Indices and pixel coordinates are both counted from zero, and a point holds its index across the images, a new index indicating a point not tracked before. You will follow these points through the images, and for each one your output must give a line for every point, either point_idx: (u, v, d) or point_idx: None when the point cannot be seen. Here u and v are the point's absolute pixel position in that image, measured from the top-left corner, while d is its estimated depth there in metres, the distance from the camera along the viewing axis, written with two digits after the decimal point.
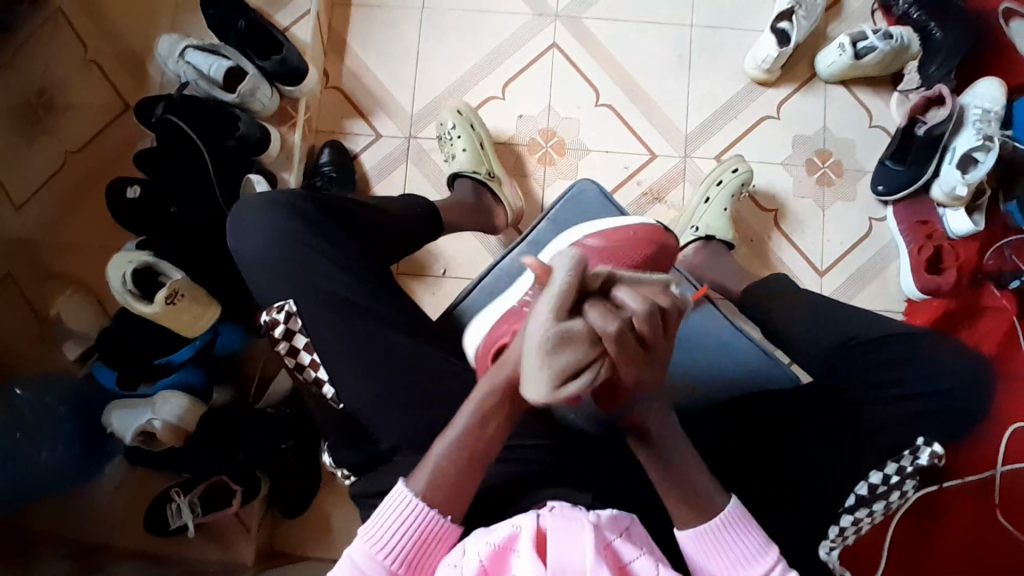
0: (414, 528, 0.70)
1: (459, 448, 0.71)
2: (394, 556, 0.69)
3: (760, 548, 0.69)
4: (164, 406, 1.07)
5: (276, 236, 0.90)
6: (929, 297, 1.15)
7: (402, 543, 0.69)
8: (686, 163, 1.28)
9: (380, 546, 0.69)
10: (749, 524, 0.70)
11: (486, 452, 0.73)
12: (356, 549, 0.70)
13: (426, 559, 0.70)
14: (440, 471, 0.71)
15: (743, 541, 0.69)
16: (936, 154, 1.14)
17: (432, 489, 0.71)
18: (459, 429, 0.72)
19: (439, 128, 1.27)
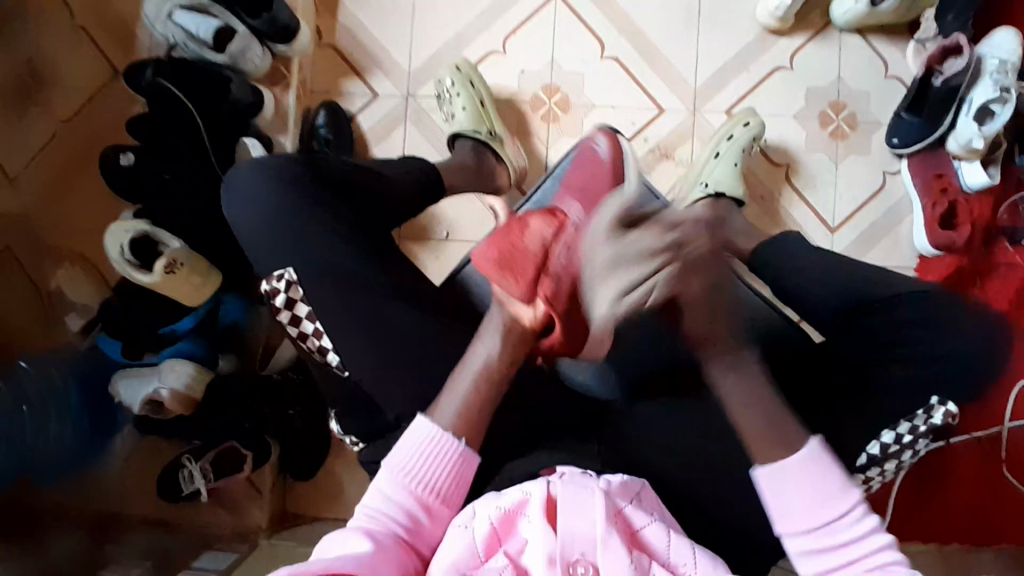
0: (440, 457, 0.74)
1: (477, 379, 0.78)
2: (423, 484, 0.73)
3: (824, 506, 0.70)
4: (171, 373, 1.07)
5: (274, 203, 0.87)
6: (942, 253, 1.14)
7: (429, 472, 0.74)
8: (694, 119, 1.24)
9: (408, 474, 0.74)
10: (828, 465, 0.71)
11: (504, 376, 0.80)
12: (387, 481, 0.74)
13: (453, 490, 0.74)
14: (458, 408, 0.76)
15: (812, 488, 0.71)
16: (952, 106, 1.10)
17: (456, 423, 0.76)
18: (474, 364, 0.78)
19: (439, 85, 1.23)
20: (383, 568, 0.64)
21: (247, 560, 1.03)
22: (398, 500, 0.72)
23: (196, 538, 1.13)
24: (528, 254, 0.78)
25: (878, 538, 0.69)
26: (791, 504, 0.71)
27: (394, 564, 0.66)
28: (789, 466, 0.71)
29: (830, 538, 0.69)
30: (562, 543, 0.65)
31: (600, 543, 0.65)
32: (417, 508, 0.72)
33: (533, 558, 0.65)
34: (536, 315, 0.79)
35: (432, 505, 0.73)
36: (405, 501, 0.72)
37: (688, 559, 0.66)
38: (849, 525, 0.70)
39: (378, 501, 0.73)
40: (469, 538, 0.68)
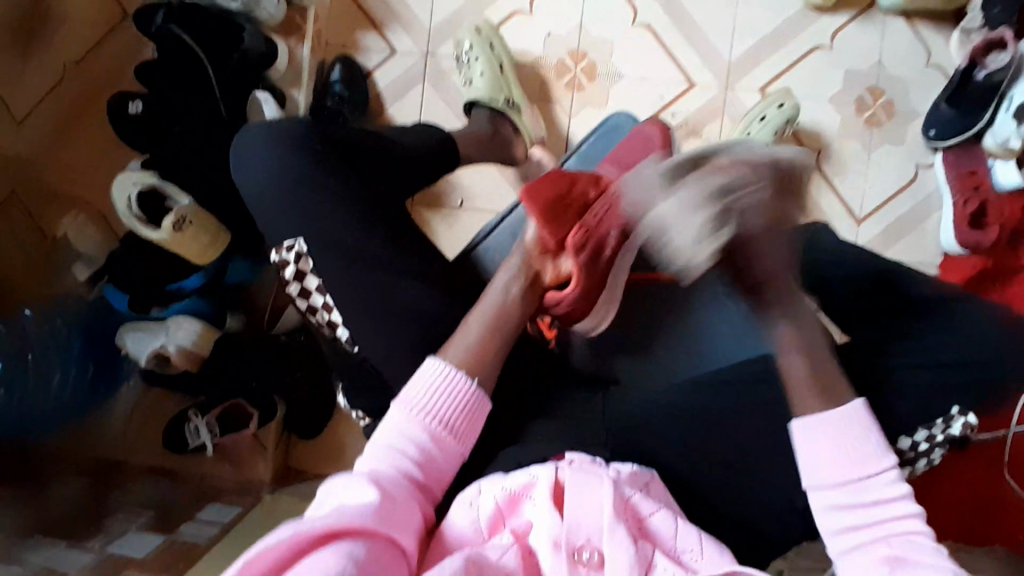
0: (454, 394, 0.70)
1: (490, 316, 0.74)
2: (437, 420, 0.69)
3: (856, 460, 0.65)
4: (177, 331, 1.06)
5: (280, 164, 0.82)
6: (968, 253, 1.10)
7: (446, 408, 0.70)
8: (725, 96, 1.19)
9: (423, 410, 0.69)
10: (870, 428, 0.66)
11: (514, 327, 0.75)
12: (398, 417, 0.69)
13: (465, 429, 0.71)
14: (471, 344, 0.73)
15: (854, 442, 0.66)
16: (994, 103, 1.04)
17: (465, 357, 0.72)
18: (491, 301, 0.75)
19: (458, 47, 1.18)
20: (391, 520, 0.59)
21: (251, 514, 1.05)
22: (410, 438, 0.68)
23: (201, 488, 1.15)
24: (572, 207, 0.74)
25: (908, 501, 0.64)
26: (820, 461, 0.66)
27: (404, 515, 0.61)
28: (823, 424, 0.67)
29: (861, 496, 0.64)
30: (569, 528, 0.62)
31: (607, 532, 0.62)
32: (429, 447, 0.68)
33: (537, 540, 0.63)
34: (559, 273, 0.76)
35: (445, 444, 0.69)
36: (418, 438, 0.68)
37: (694, 544, 0.64)
38: (880, 486, 0.64)
39: (388, 439, 0.68)
40: (473, 516, 0.65)
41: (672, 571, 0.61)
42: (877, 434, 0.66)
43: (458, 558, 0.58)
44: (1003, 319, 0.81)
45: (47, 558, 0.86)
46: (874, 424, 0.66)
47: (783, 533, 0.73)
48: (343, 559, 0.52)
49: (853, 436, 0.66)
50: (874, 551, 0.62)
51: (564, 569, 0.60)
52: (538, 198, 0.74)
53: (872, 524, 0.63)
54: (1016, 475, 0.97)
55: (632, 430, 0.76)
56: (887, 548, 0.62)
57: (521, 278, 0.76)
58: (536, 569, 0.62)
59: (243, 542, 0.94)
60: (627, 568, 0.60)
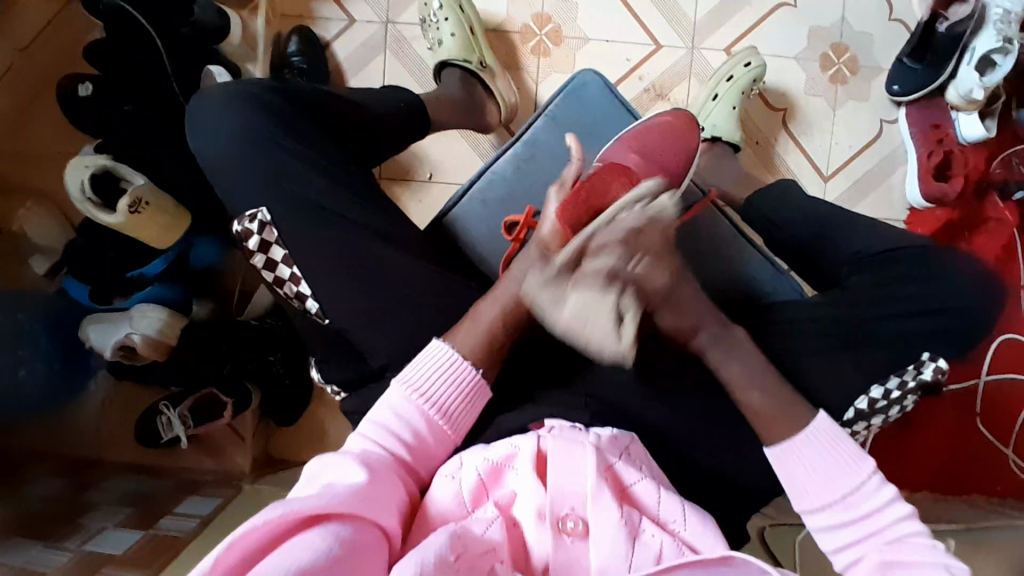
0: (458, 382, 0.70)
1: (502, 313, 0.73)
2: (436, 406, 0.68)
3: (838, 474, 0.64)
4: (142, 319, 1.02)
5: (239, 135, 0.79)
6: (933, 205, 1.12)
7: (445, 395, 0.69)
8: (692, 56, 1.18)
9: (421, 394, 0.68)
10: (842, 438, 0.66)
11: (524, 320, 0.74)
12: (396, 399, 0.68)
13: (464, 415, 0.70)
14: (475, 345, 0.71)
15: (832, 452, 0.65)
16: (955, 54, 1.07)
17: (478, 351, 0.71)
18: (504, 296, 0.73)
19: (424, 8, 1.13)
20: (378, 501, 0.58)
21: (232, 504, 1.03)
22: (406, 421, 0.67)
23: (177, 481, 1.11)
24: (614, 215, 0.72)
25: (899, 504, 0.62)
26: (807, 483, 0.65)
27: (389, 494, 0.60)
28: (793, 449, 0.66)
29: (846, 513, 0.63)
30: (552, 498, 0.61)
31: (591, 499, 0.61)
32: (426, 432, 0.67)
33: (522, 509, 0.62)
34: None
35: (440, 428, 0.68)
36: (413, 420, 0.67)
37: (679, 515, 0.63)
38: (865, 496, 0.63)
39: (381, 418, 0.67)
40: (455, 490, 0.64)
41: (659, 537, 0.60)
42: (842, 455, 0.65)
43: (442, 534, 0.56)
44: (972, 261, 0.82)
45: (25, 559, 0.83)
46: (836, 437, 0.65)
47: (769, 482, 0.74)
48: (329, 542, 0.50)
49: (824, 461, 0.64)
50: (868, 564, 0.60)
51: (549, 538, 0.60)
52: (572, 208, 0.71)
53: (866, 537, 0.62)
54: (987, 423, 1.05)
55: (616, 391, 0.76)
56: (879, 555, 0.61)
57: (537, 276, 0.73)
58: (520, 542, 0.61)
59: (226, 531, 0.92)
60: (612, 534, 0.59)
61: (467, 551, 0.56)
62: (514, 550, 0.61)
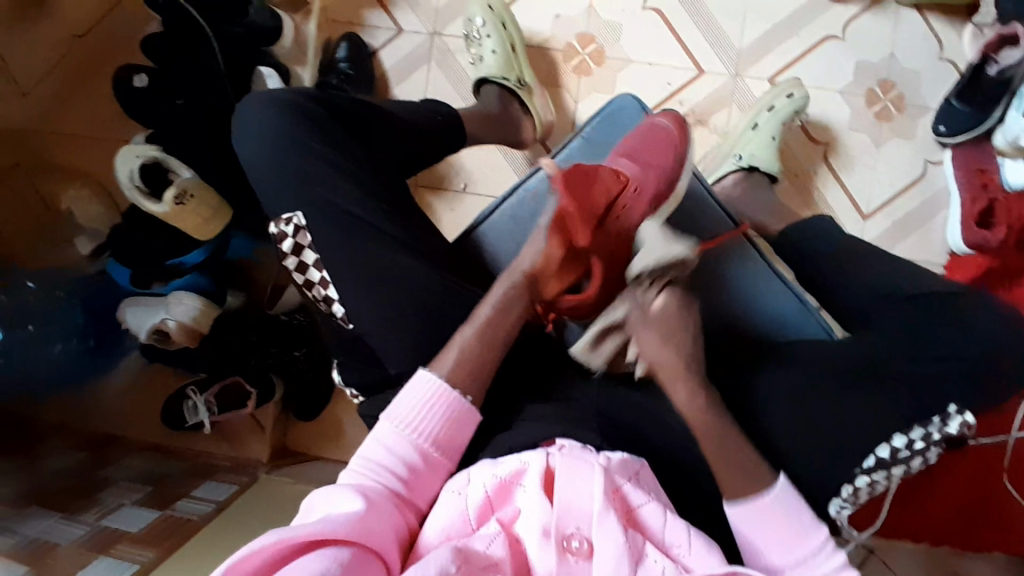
0: (440, 411, 0.71)
1: (476, 333, 0.75)
2: (425, 436, 0.70)
3: (793, 534, 0.68)
4: (177, 305, 1.05)
5: (280, 140, 0.82)
6: (973, 252, 1.09)
7: (430, 423, 0.70)
8: (734, 84, 1.17)
9: (411, 427, 0.70)
10: (801, 506, 0.69)
11: (501, 341, 0.76)
12: (384, 433, 0.70)
13: (455, 442, 0.71)
14: (463, 359, 0.74)
15: (787, 518, 0.68)
16: (1003, 99, 1.04)
17: (454, 371, 0.73)
18: (484, 316, 0.76)
19: (468, 24, 1.15)
20: (377, 528, 0.59)
21: (246, 494, 1.05)
22: (397, 453, 0.68)
23: (197, 464, 1.15)
24: (595, 205, 0.77)
25: (848, 572, 0.66)
26: (766, 536, 0.68)
27: (388, 522, 0.61)
28: (753, 509, 0.69)
29: (804, 571, 0.67)
30: (558, 515, 0.62)
31: (597, 519, 0.61)
32: (416, 462, 0.69)
33: (525, 527, 0.63)
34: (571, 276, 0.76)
35: (433, 457, 0.69)
36: (405, 452, 0.68)
37: (683, 540, 0.63)
38: (818, 559, 0.67)
39: (372, 454, 0.69)
40: (461, 505, 0.65)
41: (662, 562, 0.61)
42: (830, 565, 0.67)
43: (446, 548, 0.58)
44: (1008, 312, 0.80)
45: (45, 529, 0.86)
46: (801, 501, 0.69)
47: None
48: (326, 564, 0.53)
49: (790, 514, 0.69)
50: None
51: (553, 556, 0.60)
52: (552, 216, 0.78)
53: None
54: (1014, 480, 1.02)
55: (629, 415, 0.76)
56: None
57: (518, 293, 0.78)
58: (523, 558, 0.62)
59: (240, 519, 0.95)
60: (615, 558, 0.60)
61: (467, 565, 0.58)
62: (517, 566, 0.62)
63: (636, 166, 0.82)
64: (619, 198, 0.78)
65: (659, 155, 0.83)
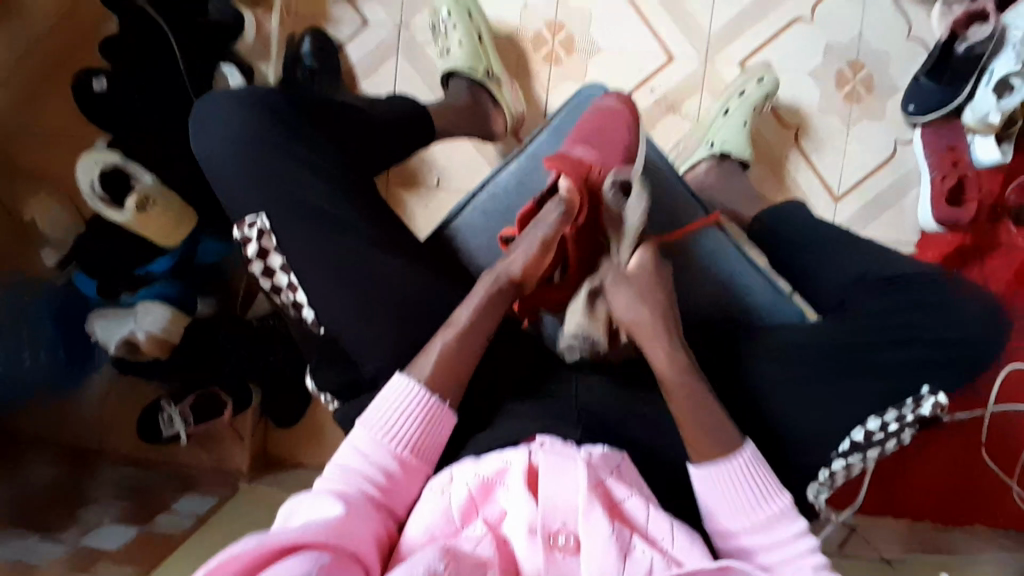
0: (415, 415, 0.71)
1: (454, 339, 0.74)
2: (402, 443, 0.69)
3: (748, 487, 0.67)
4: (146, 316, 1.03)
5: (242, 142, 0.79)
6: (943, 230, 1.11)
7: (407, 429, 0.70)
8: (705, 69, 1.17)
9: (388, 434, 0.69)
10: (747, 458, 0.68)
11: (478, 344, 0.75)
12: (360, 439, 0.69)
13: (431, 445, 0.71)
14: (440, 361, 0.73)
15: (738, 480, 0.67)
16: (973, 76, 1.05)
17: (435, 373, 0.72)
18: (464, 320, 0.75)
19: (434, 16, 1.13)
20: (355, 533, 0.59)
21: (230, 504, 1.05)
22: (374, 461, 0.68)
23: (175, 475, 1.13)
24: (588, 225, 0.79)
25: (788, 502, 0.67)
26: (718, 498, 0.67)
27: (365, 529, 0.61)
28: (713, 472, 0.68)
29: (759, 517, 0.67)
30: (543, 512, 0.61)
31: (582, 515, 0.61)
32: (393, 466, 0.68)
33: (512, 527, 0.62)
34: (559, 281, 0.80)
35: (408, 463, 0.69)
36: (381, 459, 0.68)
37: (667, 532, 0.63)
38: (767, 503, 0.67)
39: (346, 461, 0.69)
40: (444, 505, 0.65)
41: (650, 553, 0.61)
42: (770, 473, 0.68)
43: (434, 548, 0.57)
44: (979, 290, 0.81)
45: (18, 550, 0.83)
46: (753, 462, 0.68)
47: None
48: (308, 564, 0.51)
49: (736, 471, 0.67)
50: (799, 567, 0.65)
51: (540, 554, 0.60)
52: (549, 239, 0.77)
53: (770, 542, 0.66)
54: (994, 456, 1.03)
55: (608, 408, 0.76)
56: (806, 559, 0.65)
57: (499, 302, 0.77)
58: (512, 559, 0.62)
59: (220, 530, 0.93)
60: (603, 548, 0.60)
61: (456, 564, 0.58)
62: (506, 566, 0.61)
63: (592, 152, 0.80)
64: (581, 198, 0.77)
65: (618, 138, 0.83)
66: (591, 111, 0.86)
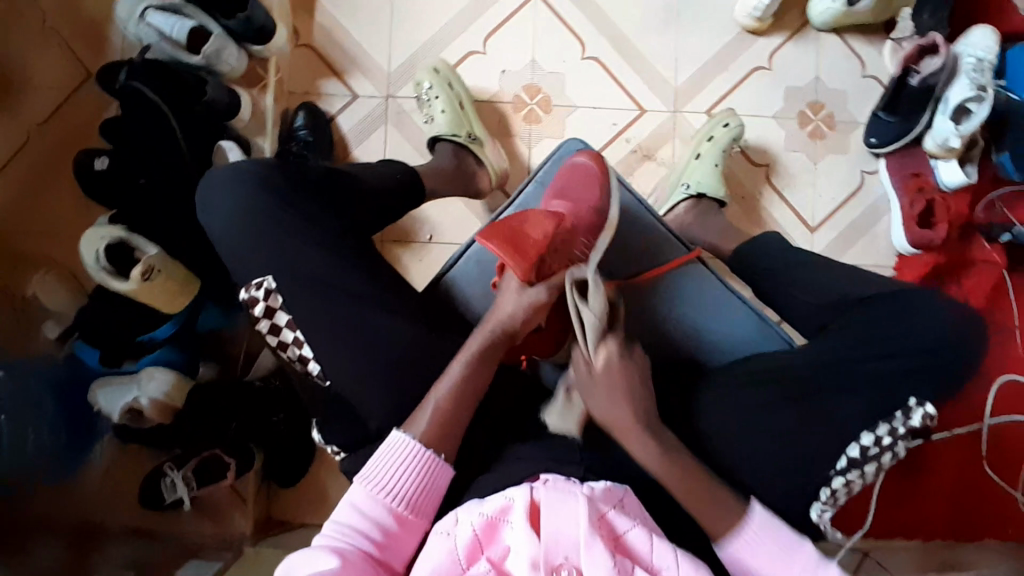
0: (411, 470, 0.72)
1: (447, 399, 0.75)
2: (398, 498, 0.71)
3: None
4: (149, 382, 1.05)
5: (241, 205, 0.83)
6: (919, 251, 1.15)
7: (404, 484, 0.71)
8: (675, 119, 1.24)
9: (383, 489, 0.71)
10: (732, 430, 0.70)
11: (471, 400, 0.76)
12: (357, 495, 0.70)
13: (428, 500, 0.72)
14: (433, 418, 0.75)
15: None
16: (929, 106, 1.13)
17: (430, 431, 0.74)
18: (463, 368, 0.77)
19: (417, 88, 1.21)
20: None
21: (233, 568, 1.02)
22: (370, 516, 0.69)
23: (180, 547, 1.11)
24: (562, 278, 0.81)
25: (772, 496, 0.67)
26: (699, 457, 0.69)
27: None
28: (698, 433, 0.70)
29: None
30: (547, 548, 0.62)
31: (584, 547, 0.62)
32: (390, 521, 0.70)
33: (515, 563, 0.63)
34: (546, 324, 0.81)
35: (405, 517, 0.70)
36: (378, 515, 0.70)
37: (671, 561, 0.64)
38: None
39: (343, 516, 0.69)
40: (450, 545, 0.65)
41: None
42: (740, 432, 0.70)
43: None
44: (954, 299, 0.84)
45: None
46: None
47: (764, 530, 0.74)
48: None
49: None
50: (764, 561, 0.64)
51: None
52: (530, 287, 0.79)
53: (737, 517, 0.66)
54: (994, 466, 1.07)
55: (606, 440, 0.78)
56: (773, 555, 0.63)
57: (479, 360, 0.78)
58: None
59: None
60: None
61: None
62: None
63: (567, 204, 0.87)
64: (556, 235, 0.81)
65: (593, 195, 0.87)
66: (571, 169, 0.91)
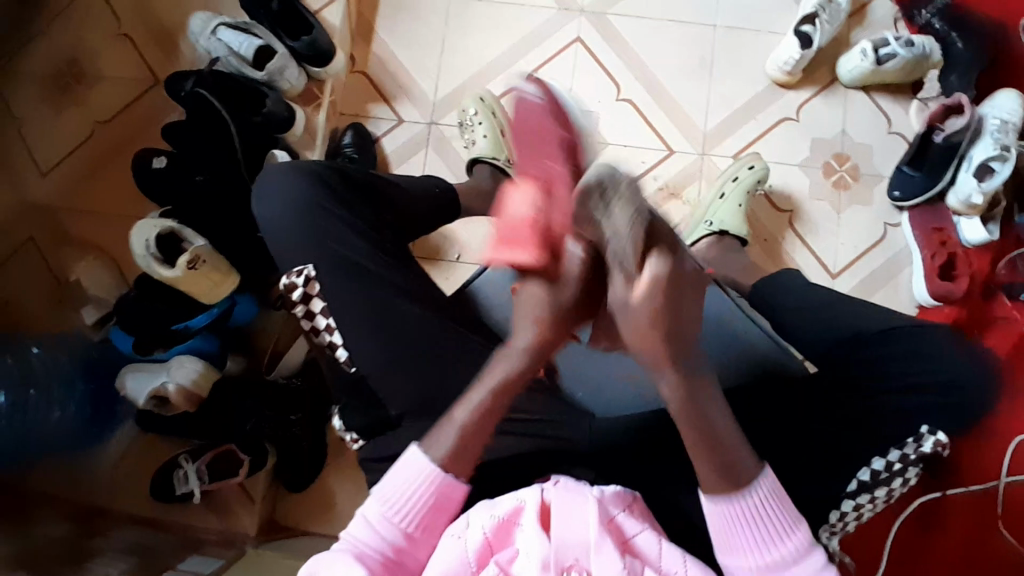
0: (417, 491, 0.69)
1: (489, 398, 0.69)
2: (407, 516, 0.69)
3: (772, 534, 0.68)
4: (178, 369, 1.09)
5: (291, 200, 0.88)
6: (939, 303, 1.17)
7: (411, 504, 0.69)
8: (702, 161, 1.30)
9: (393, 506, 0.69)
10: (783, 499, 0.68)
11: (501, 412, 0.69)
12: (369, 511, 0.70)
13: (436, 517, 0.70)
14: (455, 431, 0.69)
15: (760, 524, 0.67)
16: (953, 162, 1.16)
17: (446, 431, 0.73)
18: (494, 380, 0.69)
19: (462, 113, 1.29)
20: None
21: (234, 564, 1.02)
22: (381, 532, 0.69)
23: (186, 537, 1.12)
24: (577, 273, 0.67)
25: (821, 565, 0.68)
26: (734, 537, 0.68)
27: None
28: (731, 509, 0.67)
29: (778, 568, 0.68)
30: (557, 548, 0.63)
31: (594, 549, 0.63)
32: (400, 539, 0.69)
33: (525, 566, 0.63)
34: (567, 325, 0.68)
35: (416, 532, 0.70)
36: (388, 530, 0.69)
37: (679, 566, 0.65)
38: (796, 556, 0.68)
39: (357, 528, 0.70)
40: (461, 549, 0.65)
41: None
42: (786, 506, 0.68)
43: None
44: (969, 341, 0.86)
45: None
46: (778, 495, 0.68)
47: None
48: None
49: (762, 516, 0.67)
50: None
51: None
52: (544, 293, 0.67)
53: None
54: (1010, 527, 1.06)
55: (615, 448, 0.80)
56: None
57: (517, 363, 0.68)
58: None
59: None
60: None
61: None
62: None
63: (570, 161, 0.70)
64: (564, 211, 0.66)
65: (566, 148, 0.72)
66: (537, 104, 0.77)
